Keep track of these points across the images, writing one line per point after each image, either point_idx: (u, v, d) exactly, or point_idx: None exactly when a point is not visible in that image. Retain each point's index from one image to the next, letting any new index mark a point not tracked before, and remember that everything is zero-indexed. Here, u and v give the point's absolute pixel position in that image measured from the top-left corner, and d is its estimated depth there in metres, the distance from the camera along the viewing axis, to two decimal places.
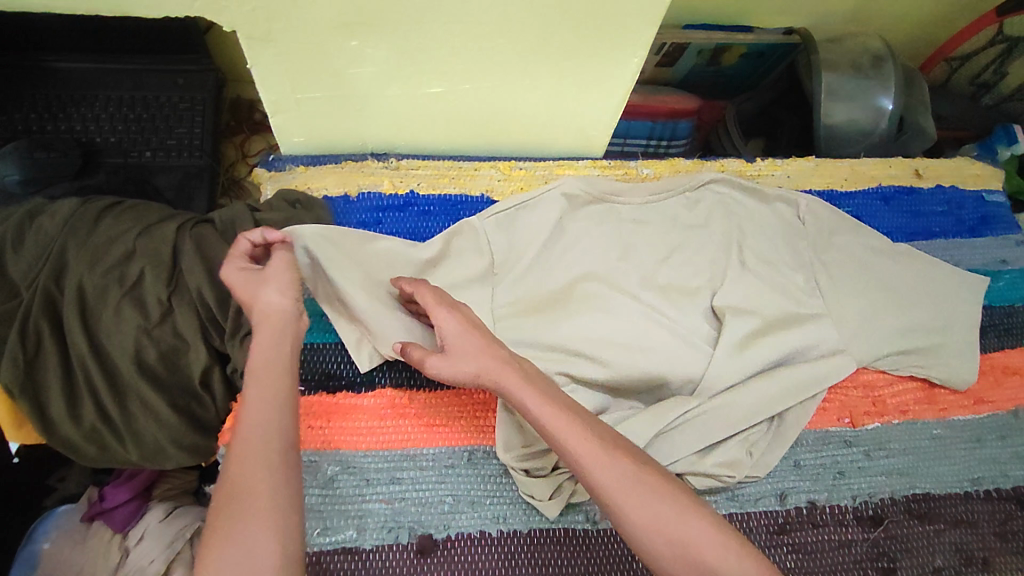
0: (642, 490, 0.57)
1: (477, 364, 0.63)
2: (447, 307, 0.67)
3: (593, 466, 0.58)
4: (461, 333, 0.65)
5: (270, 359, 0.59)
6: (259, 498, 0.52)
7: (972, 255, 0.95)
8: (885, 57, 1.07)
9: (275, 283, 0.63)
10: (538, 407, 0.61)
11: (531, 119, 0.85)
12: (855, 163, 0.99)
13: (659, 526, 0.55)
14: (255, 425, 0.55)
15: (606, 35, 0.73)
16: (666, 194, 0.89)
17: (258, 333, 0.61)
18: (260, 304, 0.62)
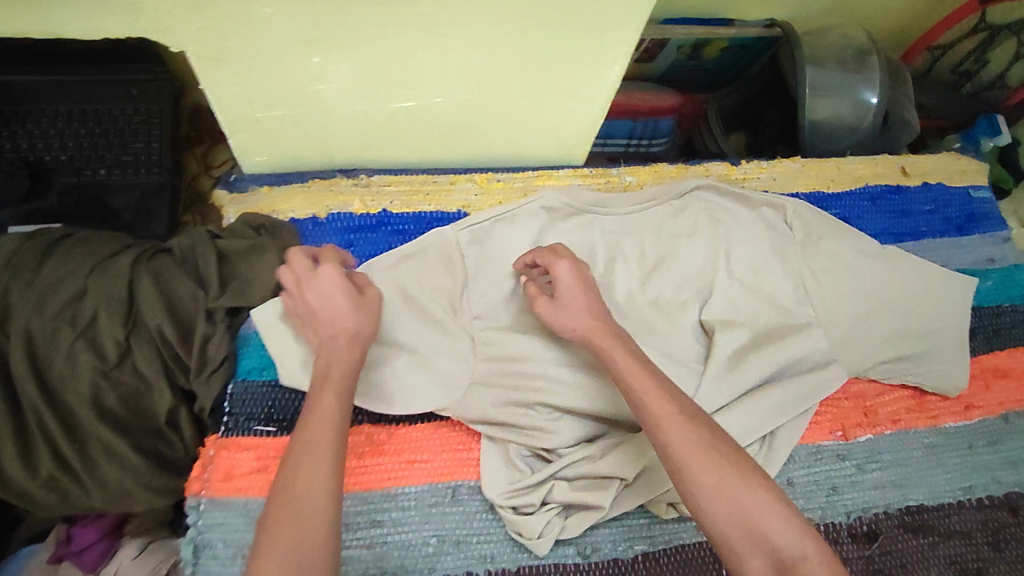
0: (711, 454, 0.57)
1: (576, 321, 0.67)
2: (568, 261, 0.70)
3: (668, 427, 0.59)
4: (573, 290, 0.68)
5: (341, 371, 0.61)
6: (312, 516, 0.52)
7: (961, 255, 0.93)
8: (870, 50, 1.03)
9: (371, 308, 0.66)
10: (626, 364, 0.63)
11: (509, 131, 0.80)
12: (841, 162, 0.96)
13: (721, 491, 0.56)
14: (319, 436, 0.56)
15: (585, 43, 0.68)
16: (651, 204, 0.85)
17: (332, 338, 0.63)
18: (349, 319, 0.64)
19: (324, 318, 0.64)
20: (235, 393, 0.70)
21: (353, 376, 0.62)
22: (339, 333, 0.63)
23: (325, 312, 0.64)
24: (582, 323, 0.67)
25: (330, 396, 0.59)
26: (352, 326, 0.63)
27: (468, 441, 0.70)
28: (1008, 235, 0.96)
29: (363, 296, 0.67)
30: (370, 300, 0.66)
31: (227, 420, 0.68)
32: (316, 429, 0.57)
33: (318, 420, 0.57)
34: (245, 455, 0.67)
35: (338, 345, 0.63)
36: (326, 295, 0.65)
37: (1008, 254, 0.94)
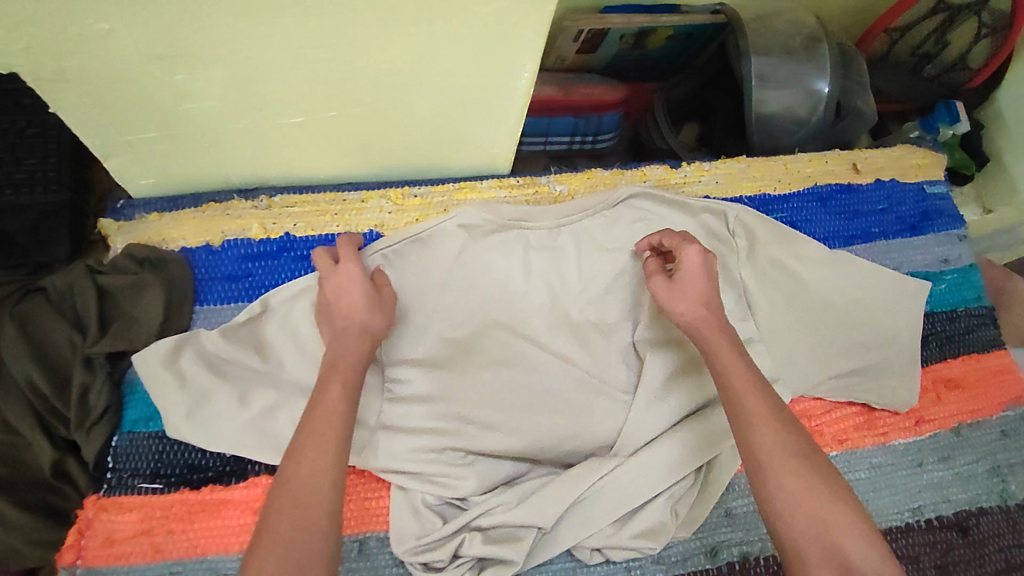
0: (802, 467, 0.57)
1: (687, 308, 0.67)
2: (697, 247, 0.70)
3: (757, 425, 0.59)
4: (697, 278, 0.68)
5: (348, 364, 0.62)
6: (312, 501, 0.53)
7: (913, 256, 0.87)
8: (819, 38, 0.96)
9: (383, 305, 0.67)
10: (732, 360, 0.64)
11: (419, 142, 0.73)
12: (791, 160, 0.88)
13: (801, 497, 0.56)
14: (324, 428, 0.57)
15: (484, 50, 0.60)
16: (581, 215, 0.78)
17: (347, 333, 0.64)
18: (362, 315, 0.65)
19: (337, 311, 0.66)
20: (119, 447, 0.64)
21: (359, 369, 0.63)
22: (350, 326, 0.64)
23: (339, 305, 0.66)
24: (693, 312, 0.67)
25: (336, 387, 0.60)
26: (361, 322, 0.64)
27: (376, 488, 0.65)
28: (964, 232, 0.90)
29: (380, 294, 0.67)
30: (384, 298, 0.67)
31: (110, 476, 0.64)
32: (320, 422, 0.58)
33: (325, 419, 0.58)
34: (127, 516, 0.62)
35: (349, 337, 0.64)
36: (342, 290, 0.66)
37: (963, 254, 0.89)
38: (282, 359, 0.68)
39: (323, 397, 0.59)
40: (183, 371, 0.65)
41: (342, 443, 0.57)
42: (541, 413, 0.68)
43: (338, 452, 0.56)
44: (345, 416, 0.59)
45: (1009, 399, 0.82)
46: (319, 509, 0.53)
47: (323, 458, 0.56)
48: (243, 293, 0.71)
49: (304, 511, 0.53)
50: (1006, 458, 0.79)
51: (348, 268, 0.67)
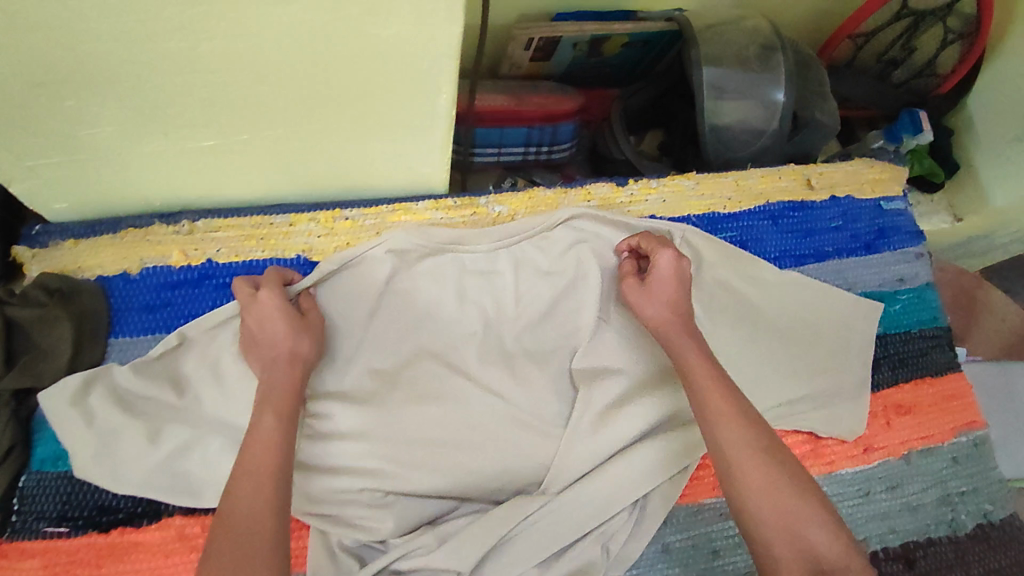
0: (771, 461, 0.58)
1: (657, 310, 0.68)
2: (672, 250, 0.70)
3: (723, 424, 0.59)
4: (667, 282, 0.68)
5: (279, 393, 0.59)
6: (255, 524, 0.50)
7: (867, 276, 0.84)
8: (774, 46, 0.93)
9: (312, 327, 0.65)
10: (698, 360, 0.64)
11: (344, 163, 0.69)
12: (742, 176, 0.85)
13: (771, 494, 0.56)
14: (260, 456, 0.54)
15: (393, 74, 0.56)
16: (518, 239, 0.74)
17: (274, 366, 0.61)
18: (295, 342, 0.63)
19: (263, 342, 0.63)
20: (24, 488, 0.62)
21: (293, 398, 0.60)
22: (278, 357, 0.62)
23: (267, 334, 0.63)
24: (661, 315, 0.68)
25: (269, 414, 0.57)
26: (290, 349, 0.62)
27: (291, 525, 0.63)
28: (922, 249, 0.87)
29: (306, 317, 0.65)
30: (312, 321, 0.65)
31: (15, 518, 0.61)
32: (255, 451, 0.55)
33: (265, 439, 0.55)
34: (31, 562, 0.60)
35: (277, 367, 0.61)
36: (264, 320, 0.63)
37: (920, 273, 0.86)
38: (200, 393, 0.66)
39: (257, 426, 0.57)
40: (92, 409, 0.63)
41: (280, 468, 0.54)
42: (470, 449, 0.67)
43: (278, 481, 0.53)
44: (281, 439, 0.56)
45: (962, 424, 0.80)
46: (266, 529, 0.51)
47: (260, 487, 0.53)
48: (161, 324, 0.69)
49: (251, 536, 0.50)
50: (957, 486, 0.77)
51: (269, 293, 0.64)
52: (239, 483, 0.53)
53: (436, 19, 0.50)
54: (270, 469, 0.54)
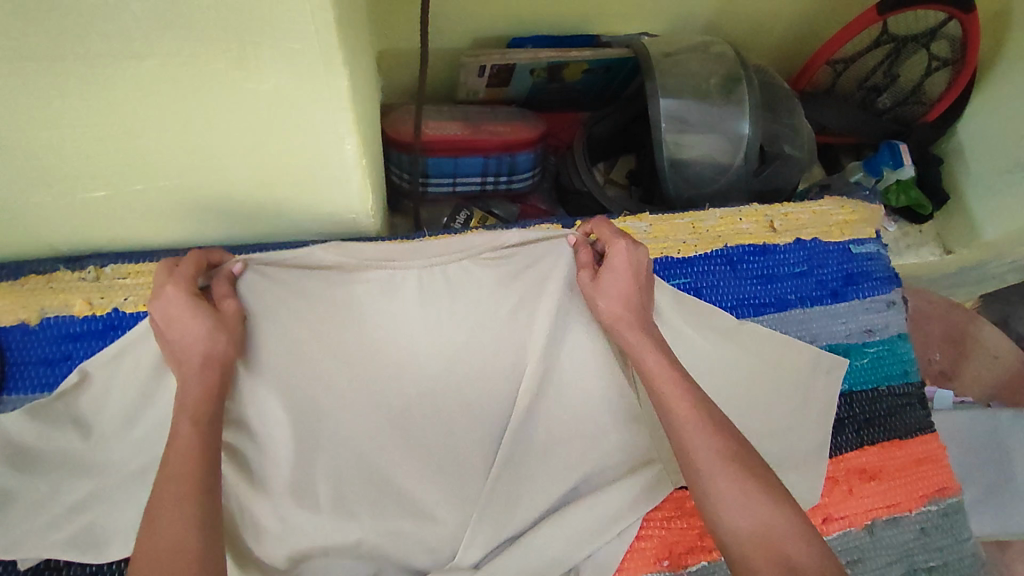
0: (738, 469, 0.54)
1: (614, 306, 0.63)
2: (627, 240, 0.64)
3: (690, 433, 0.56)
4: (621, 276, 0.63)
5: (197, 400, 0.53)
6: (178, 537, 0.46)
7: (832, 326, 0.78)
8: (739, 76, 0.87)
9: (229, 326, 0.57)
10: (657, 363, 0.60)
11: (258, 209, 0.64)
12: (698, 218, 0.80)
13: (741, 503, 0.52)
14: (183, 467, 0.49)
15: (284, 121, 0.51)
16: (458, 258, 0.66)
17: (183, 372, 0.54)
18: (205, 339, 0.55)
19: (173, 344, 0.55)
20: None
21: (213, 404, 0.53)
22: (188, 359, 0.54)
23: (177, 339, 0.55)
24: (616, 312, 0.63)
25: (186, 423, 0.51)
26: (203, 350, 0.55)
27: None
28: (896, 296, 0.81)
29: (219, 311, 0.57)
30: (227, 317, 0.57)
31: None
32: (177, 461, 0.49)
33: (181, 442, 0.50)
34: None
35: (189, 373, 0.54)
36: (174, 322, 0.55)
37: (891, 323, 0.80)
38: (89, 461, 0.61)
39: (174, 435, 0.50)
40: None
41: (208, 477, 0.49)
42: (386, 514, 0.63)
43: (205, 489, 0.48)
44: (204, 446, 0.50)
45: (933, 491, 0.73)
46: (188, 538, 0.46)
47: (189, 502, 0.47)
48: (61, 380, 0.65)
49: (179, 551, 0.45)
50: (924, 560, 0.71)
51: (176, 293, 0.55)
52: (165, 488, 0.47)
53: (317, 72, 0.46)
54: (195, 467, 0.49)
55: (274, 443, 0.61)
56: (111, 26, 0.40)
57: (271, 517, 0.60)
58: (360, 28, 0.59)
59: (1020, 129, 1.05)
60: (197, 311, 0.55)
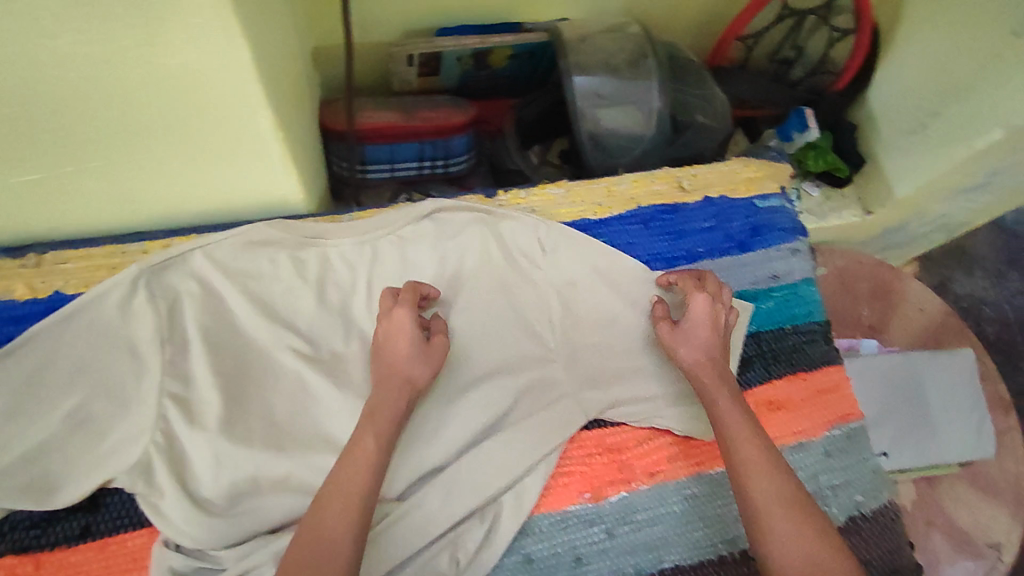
0: (796, 511, 0.58)
1: (693, 351, 0.71)
2: (706, 295, 0.74)
3: (753, 472, 0.61)
4: (700, 327, 0.72)
5: (385, 414, 0.61)
6: (336, 537, 0.52)
7: (740, 274, 0.85)
8: (645, 53, 0.93)
9: (432, 356, 0.67)
10: (727, 407, 0.66)
11: (188, 188, 0.68)
12: (613, 182, 0.86)
13: (798, 543, 0.56)
14: (356, 481, 0.56)
15: (199, 97, 0.56)
16: (381, 232, 0.76)
17: (386, 385, 0.64)
18: (410, 367, 0.65)
19: (385, 356, 0.66)
20: None
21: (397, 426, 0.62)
22: (394, 374, 0.64)
23: (388, 352, 0.66)
24: (694, 357, 0.71)
25: (371, 436, 0.59)
26: (407, 372, 0.64)
27: (127, 529, 0.62)
28: (800, 245, 0.88)
29: (430, 344, 0.67)
30: (434, 349, 0.67)
31: None
32: (354, 476, 0.56)
33: (358, 456, 0.57)
34: None
35: (390, 386, 0.63)
36: (391, 335, 0.67)
37: (795, 269, 0.86)
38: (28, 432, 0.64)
39: (358, 446, 0.58)
40: None
41: (372, 489, 0.56)
42: (311, 451, 0.65)
43: (366, 500, 0.55)
44: (376, 465, 0.58)
45: (835, 417, 0.80)
46: (342, 530, 0.53)
47: (348, 505, 0.54)
48: None
49: (325, 544, 0.52)
50: (828, 479, 0.77)
51: (403, 313, 0.67)
52: (332, 493, 0.55)
53: (217, 46, 0.51)
54: (361, 481, 0.56)
55: (208, 402, 0.65)
56: (18, 6, 0.45)
57: (206, 459, 0.63)
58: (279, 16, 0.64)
59: (925, 90, 1.12)
60: (412, 341, 0.66)
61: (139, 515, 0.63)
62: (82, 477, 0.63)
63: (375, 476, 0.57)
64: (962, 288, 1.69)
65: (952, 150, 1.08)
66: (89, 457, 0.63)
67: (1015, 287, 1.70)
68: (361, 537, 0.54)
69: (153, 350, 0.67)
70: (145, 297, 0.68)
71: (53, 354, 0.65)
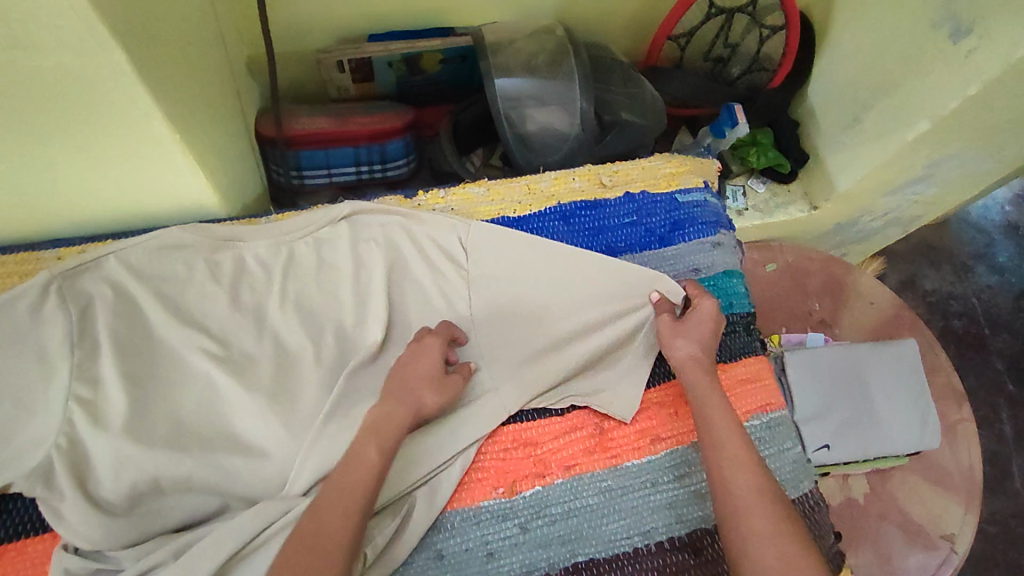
0: (773, 506, 0.60)
1: (688, 344, 0.74)
2: (709, 301, 0.77)
3: (734, 468, 0.63)
4: (699, 325, 0.75)
5: (390, 430, 0.64)
6: (330, 540, 0.55)
7: (659, 267, 0.86)
8: (567, 52, 0.95)
9: (447, 390, 0.70)
10: (717, 404, 0.69)
11: (97, 191, 0.70)
12: (534, 181, 0.88)
13: (769, 535, 0.58)
14: (351, 485, 0.59)
15: (85, 97, 0.57)
16: (296, 235, 0.77)
17: (398, 399, 0.66)
18: (421, 393, 0.68)
19: (404, 375, 0.69)
20: None
21: (398, 441, 0.64)
22: (409, 394, 0.67)
23: (408, 372, 0.69)
24: (688, 351, 0.73)
25: (374, 448, 0.62)
26: (421, 397, 0.67)
27: (28, 534, 0.62)
28: (722, 238, 0.89)
29: (450, 378, 0.71)
30: (449, 380, 0.70)
31: None
32: (351, 482, 0.59)
33: (365, 466, 0.61)
34: None
35: (405, 407, 0.66)
36: (416, 358, 0.70)
37: (716, 261, 0.87)
38: None
39: (363, 456, 0.61)
40: None
41: (366, 499, 0.59)
42: (216, 451, 0.66)
43: (365, 511, 0.58)
44: (377, 478, 0.61)
45: (756, 407, 0.80)
46: (339, 540, 0.56)
47: (346, 514, 0.58)
48: None
49: (323, 552, 0.55)
50: None
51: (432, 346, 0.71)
52: (332, 498, 0.58)
53: (93, 50, 0.52)
54: (362, 488, 0.59)
55: (112, 404, 0.65)
56: None
57: (108, 459, 0.63)
58: (185, 24, 0.66)
59: (862, 85, 1.13)
60: (433, 371, 0.69)
61: (42, 520, 0.63)
62: None
63: (372, 488, 0.60)
64: (930, 283, 1.68)
65: (885, 142, 1.09)
66: None
67: (983, 281, 1.69)
68: (354, 546, 0.57)
69: (62, 355, 0.66)
70: (56, 302, 0.68)
71: None
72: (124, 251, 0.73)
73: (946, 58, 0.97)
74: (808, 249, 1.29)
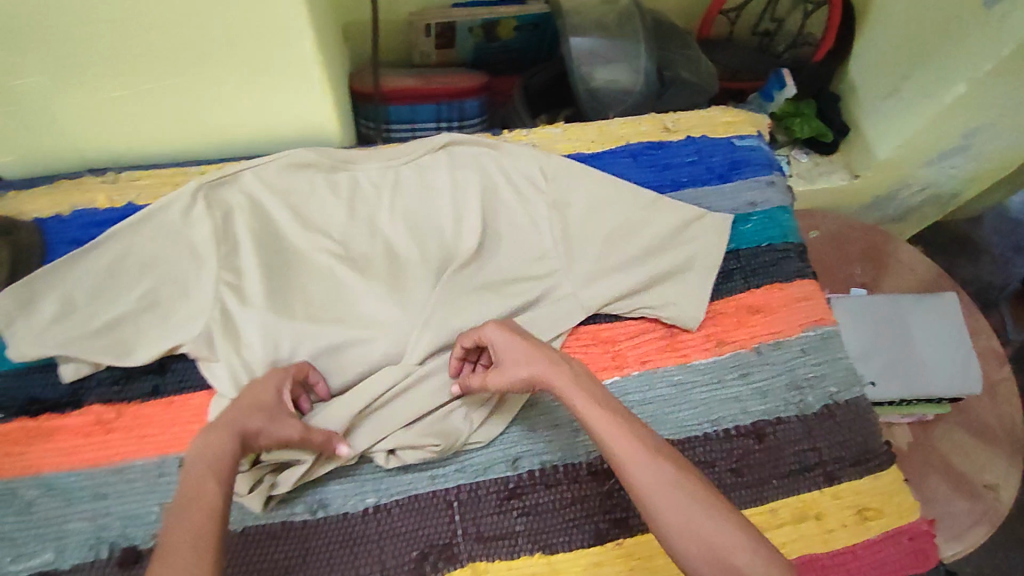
0: (680, 493, 0.55)
1: (528, 367, 0.66)
2: (494, 323, 0.71)
3: (629, 466, 0.57)
4: (512, 342, 0.69)
5: (218, 459, 0.55)
6: None
7: (720, 201, 0.95)
8: (632, 16, 1.06)
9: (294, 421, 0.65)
10: (584, 404, 0.62)
11: (240, 112, 0.81)
12: (604, 124, 0.99)
13: (690, 527, 0.54)
14: (199, 521, 0.49)
15: (256, 21, 0.69)
16: (403, 160, 0.88)
17: (209, 435, 0.56)
18: (249, 421, 0.60)
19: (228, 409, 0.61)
20: None
21: (228, 471, 0.54)
22: (224, 424, 0.58)
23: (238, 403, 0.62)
24: (522, 373, 0.66)
25: (212, 482, 0.52)
26: (257, 422, 0.61)
27: (190, 389, 0.74)
28: (775, 178, 0.98)
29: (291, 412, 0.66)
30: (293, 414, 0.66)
31: None
32: (196, 516, 0.50)
33: (205, 503, 0.51)
34: None
35: (216, 438, 0.56)
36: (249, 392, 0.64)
37: (771, 198, 0.96)
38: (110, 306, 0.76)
39: (200, 493, 0.51)
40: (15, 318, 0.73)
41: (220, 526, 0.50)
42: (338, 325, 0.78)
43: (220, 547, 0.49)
44: (218, 506, 0.51)
45: (811, 320, 0.88)
46: None
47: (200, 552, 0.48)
48: None
49: None
50: (805, 372, 0.84)
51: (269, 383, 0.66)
52: (172, 542, 0.48)
53: None
54: (208, 526, 0.49)
55: (256, 286, 0.77)
56: None
57: (257, 328, 0.75)
58: None
59: (900, 55, 1.22)
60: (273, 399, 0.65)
61: (201, 379, 0.75)
62: (154, 344, 0.74)
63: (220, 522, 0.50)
64: (968, 272, 1.73)
65: (924, 108, 1.17)
66: (157, 329, 0.75)
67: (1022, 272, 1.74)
68: None
69: (210, 249, 0.77)
70: (204, 207, 0.79)
71: (125, 252, 0.77)
72: (260, 168, 0.83)
73: (981, 25, 1.06)
74: (846, 221, 1.35)
